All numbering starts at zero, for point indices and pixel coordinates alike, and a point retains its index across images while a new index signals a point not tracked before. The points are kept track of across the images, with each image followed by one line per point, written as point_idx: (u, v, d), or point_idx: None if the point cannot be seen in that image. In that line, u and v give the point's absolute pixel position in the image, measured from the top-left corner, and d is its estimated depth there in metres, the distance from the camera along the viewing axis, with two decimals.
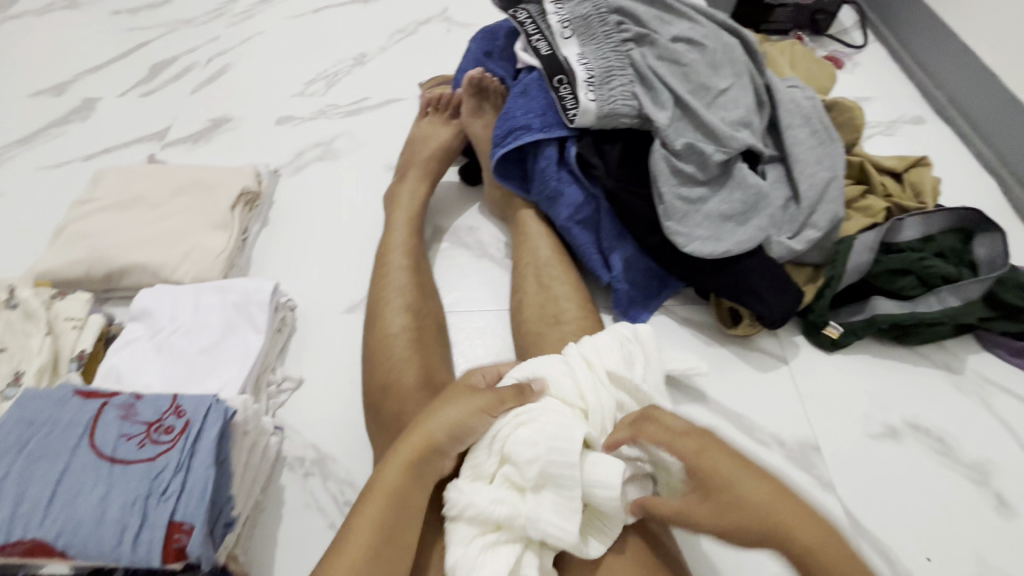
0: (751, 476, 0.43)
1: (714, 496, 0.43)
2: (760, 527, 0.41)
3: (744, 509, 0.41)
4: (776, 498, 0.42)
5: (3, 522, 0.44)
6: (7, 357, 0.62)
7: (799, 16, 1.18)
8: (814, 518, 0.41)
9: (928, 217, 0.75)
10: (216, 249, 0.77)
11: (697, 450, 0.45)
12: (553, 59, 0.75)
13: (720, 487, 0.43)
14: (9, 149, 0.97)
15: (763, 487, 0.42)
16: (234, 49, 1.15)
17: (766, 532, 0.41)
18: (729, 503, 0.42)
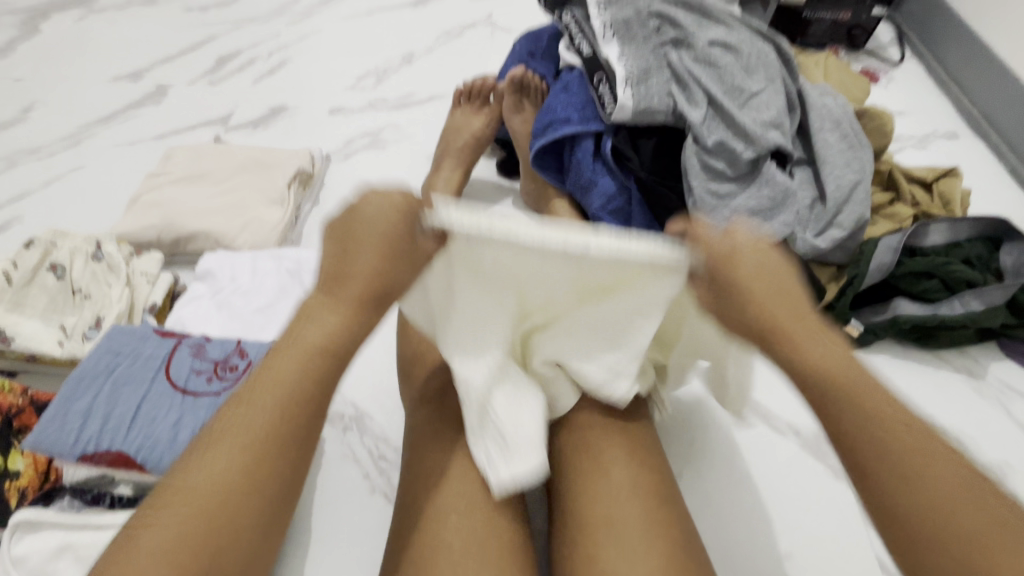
0: (773, 292, 0.47)
1: (742, 305, 0.47)
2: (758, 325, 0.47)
3: (755, 309, 0.47)
4: (789, 318, 0.47)
5: (94, 434, 0.50)
6: (91, 302, 0.69)
7: (835, 31, 1.20)
8: (822, 340, 0.46)
9: (955, 224, 0.76)
10: (272, 222, 0.84)
11: (730, 255, 0.47)
12: (594, 59, 0.80)
13: (750, 302, 0.47)
14: (92, 127, 1.06)
15: (778, 301, 0.47)
16: (293, 45, 1.24)
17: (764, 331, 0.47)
18: (743, 301, 0.47)
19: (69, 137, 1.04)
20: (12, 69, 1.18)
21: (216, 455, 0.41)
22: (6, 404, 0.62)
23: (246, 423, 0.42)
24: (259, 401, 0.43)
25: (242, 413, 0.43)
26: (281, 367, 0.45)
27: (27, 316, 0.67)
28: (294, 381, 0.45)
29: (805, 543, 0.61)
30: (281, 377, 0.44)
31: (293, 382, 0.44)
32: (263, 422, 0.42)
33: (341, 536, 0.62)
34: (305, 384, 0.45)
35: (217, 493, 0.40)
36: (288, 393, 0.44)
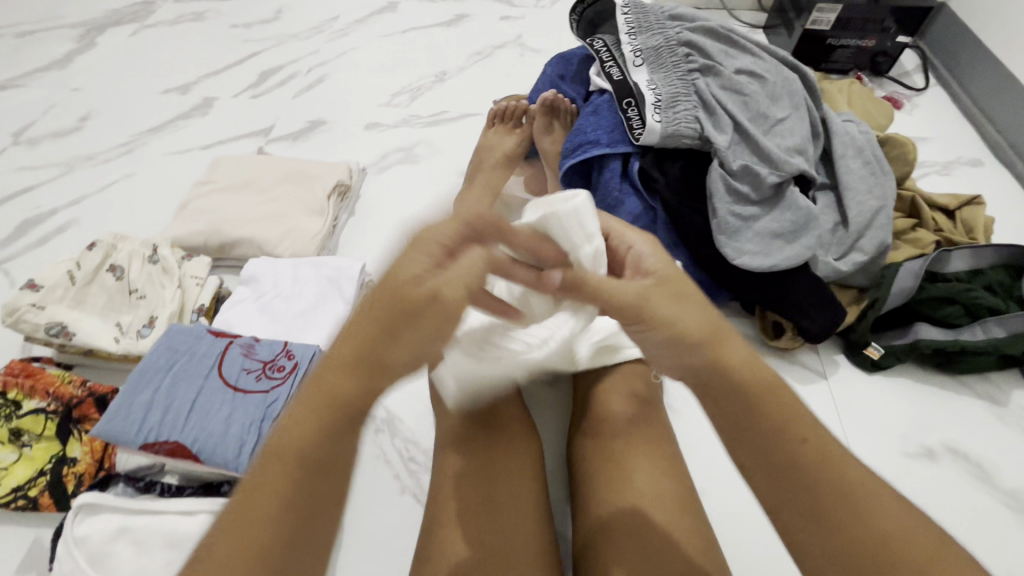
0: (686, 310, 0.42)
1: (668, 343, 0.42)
2: (699, 344, 0.41)
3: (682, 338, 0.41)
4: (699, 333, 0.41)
5: (154, 425, 0.54)
6: (146, 302, 0.74)
7: (859, 58, 1.23)
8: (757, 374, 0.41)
9: (976, 252, 0.78)
10: (313, 232, 0.88)
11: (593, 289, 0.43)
12: (623, 83, 0.83)
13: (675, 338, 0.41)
14: (143, 136, 1.13)
15: (693, 321, 0.42)
16: (331, 62, 1.30)
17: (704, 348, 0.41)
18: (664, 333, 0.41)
19: (122, 145, 1.11)
20: (69, 80, 1.26)
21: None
22: (67, 395, 0.67)
23: (234, 556, 0.33)
24: (240, 529, 0.34)
25: (227, 541, 0.33)
26: (267, 485, 0.35)
27: (87, 313, 0.72)
28: (278, 505, 0.34)
29: None
30: (265, 504, 0.34)
31: (278, 498, 0.34)
32: (252, 559, 0.33)
33: (372, 533, 0.65)
34: (292, 501, 0.34)
35: None
36: (272, 512, 0.34)
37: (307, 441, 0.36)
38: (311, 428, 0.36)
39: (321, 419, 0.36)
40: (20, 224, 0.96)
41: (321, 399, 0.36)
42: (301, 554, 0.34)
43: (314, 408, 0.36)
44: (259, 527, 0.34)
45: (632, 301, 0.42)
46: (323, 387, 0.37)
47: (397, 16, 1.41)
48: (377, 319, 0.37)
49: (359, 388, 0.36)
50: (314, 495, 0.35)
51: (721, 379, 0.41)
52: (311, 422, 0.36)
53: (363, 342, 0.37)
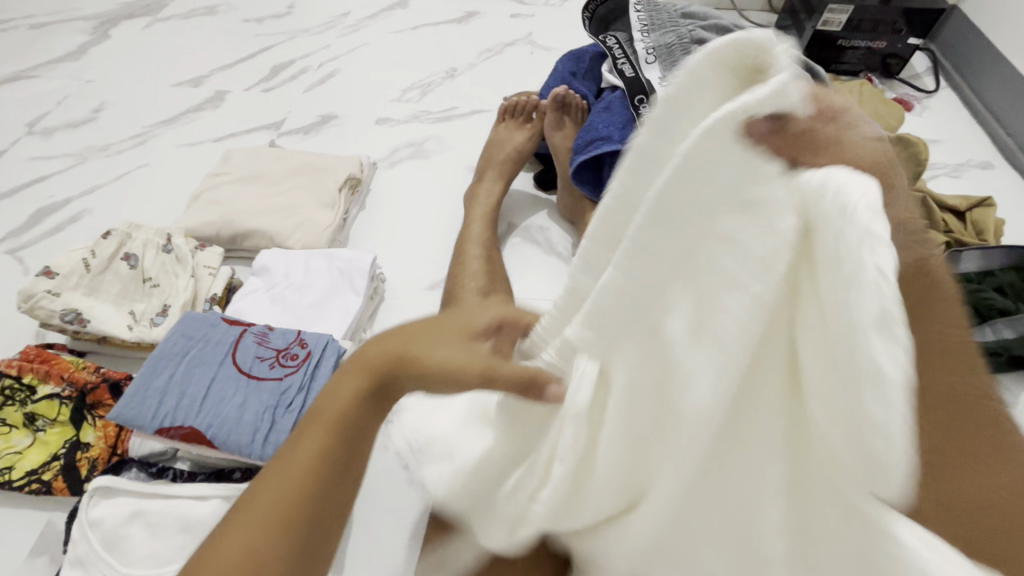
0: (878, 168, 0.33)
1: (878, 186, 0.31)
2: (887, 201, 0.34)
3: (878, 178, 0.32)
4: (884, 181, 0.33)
5: (171, 410, 0.55)
6: (159, 291, 0.75)
7: (869, 59, 1.23)
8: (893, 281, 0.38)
9: (986, 253, 0.78)
10: (323, 224, 0.89)
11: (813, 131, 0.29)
12: (635, 81, 0.85)
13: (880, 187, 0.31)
14: (156, 128, 1.14)
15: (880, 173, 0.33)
16: (342, 57, 1.30)
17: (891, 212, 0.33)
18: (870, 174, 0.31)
19: (135, 136, 1.12)
20: (83, 72, 1.27)
21: (241, 533, 0.33)
22: (82, 380, 0.68)
23: (268, 503, 0.34)
24: (279, 476, 0.35)
25: (265, 485, 0.36)
26: (309, 442, 0.37)
27: (102, 301, 0.73)
28: (318, 460, 0.37)
29: None
30: (302, 457, 0.36)
31: (315, 451, 0.37)
32: (291, 501, 0.35)
33: (381, 522, 0.65)
34: (328, 455, 0.37)
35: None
36: (310, 467, 0.36)
37: (345, 410, 0.39)
38: (346, 398, 0.39)
39: (361, 389, 0.40)
40: (35, 213, 0.97)
41: (361, 375, 0.40)
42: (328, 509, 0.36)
43: (353, 383, 0.40)
44: (290, 478, 0.36)
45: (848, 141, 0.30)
46: (364, 362, 0.41)
47: (409, 13, 1.42)
48: (421, 342, 0.41)
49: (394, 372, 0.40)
50: (340, 461, 0.37)
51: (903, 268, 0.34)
52: (351, 393, 0.39)
53: (403, 342, 0.41)
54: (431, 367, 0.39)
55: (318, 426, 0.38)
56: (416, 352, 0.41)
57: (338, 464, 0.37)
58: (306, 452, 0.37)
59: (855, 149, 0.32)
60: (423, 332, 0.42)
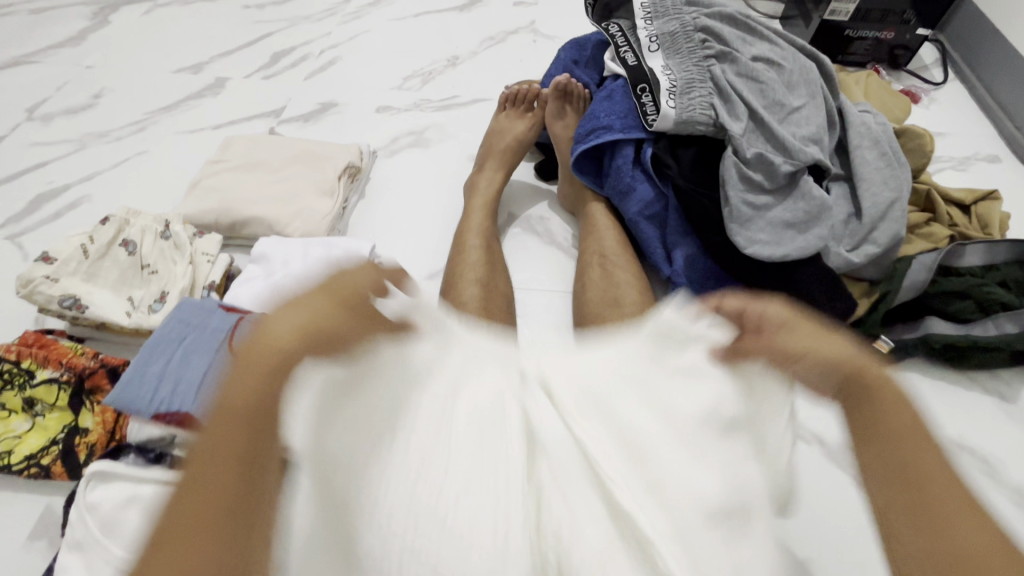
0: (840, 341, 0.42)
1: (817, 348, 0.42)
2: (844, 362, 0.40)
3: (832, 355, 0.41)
4: (835, 344, 0.42)
5: (165, 397, 0.56)
6: (157, 277, 0.75)
7: (877, 50, 1.21)
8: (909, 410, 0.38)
9: (992, 246, 0.76)
10: (323, 212, 0.88)
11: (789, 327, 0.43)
12: (638, 69, 0.83)
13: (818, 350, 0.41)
14: (155, 115, 1.13)
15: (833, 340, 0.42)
16: (343, 44, 1.29)
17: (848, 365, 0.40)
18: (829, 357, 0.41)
19: (135, 123, 1.11)
20: (83, 58, 1.26)
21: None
22: (79, 365, 0.68)
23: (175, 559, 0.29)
24: (190, 508, 0.31)
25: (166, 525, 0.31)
26: (210, 457, 0.33)
27: (99, 287, 0.73)
28: (223, 478, 0.32)
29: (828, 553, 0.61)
30: (207, 481, 0.31)
31: (215, 471, 0.32)
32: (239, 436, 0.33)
33: None
34: (234, 467, 0.32)
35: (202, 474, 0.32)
36: (221, 487, 0.31)
37: (241, 403, 0.34)
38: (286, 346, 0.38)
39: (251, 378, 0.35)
40: (34, 199, 0.97)
41: (245, 366, 0.36)
42: (250, 519, 0.32)
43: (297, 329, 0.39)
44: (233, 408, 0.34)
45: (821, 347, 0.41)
46: (248, 359, 0.37)
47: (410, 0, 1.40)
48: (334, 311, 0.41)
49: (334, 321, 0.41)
50: (247, 474, 0.33)
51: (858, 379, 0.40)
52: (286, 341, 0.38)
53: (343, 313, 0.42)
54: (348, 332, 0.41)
55: (208, 440, 0.34)
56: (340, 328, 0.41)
57: (246, 481, 0.32)
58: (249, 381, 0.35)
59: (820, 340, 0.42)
60: (295, 306, 0.40)
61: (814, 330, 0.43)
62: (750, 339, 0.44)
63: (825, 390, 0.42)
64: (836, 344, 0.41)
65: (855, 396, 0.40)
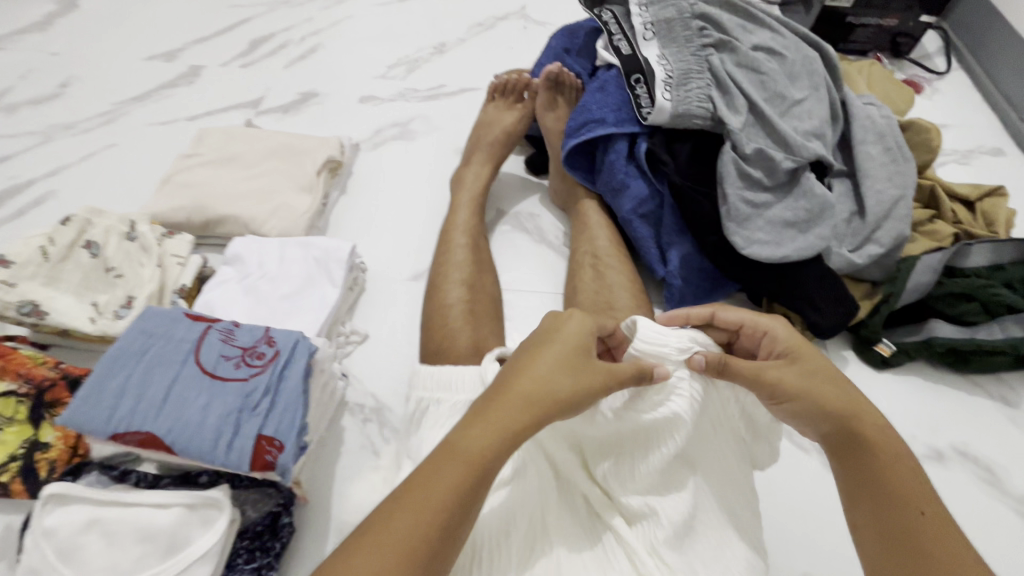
0: (832, 385, 0.45)
1: (812, 378, 0.45)
2: (840, 406, 0.44)
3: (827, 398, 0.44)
4: (838, 389, 0.45)
5: (126, 414, 0.52)
6: (123, 281, 0.70)
7: (879, 38, 1.17)
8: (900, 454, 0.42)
9: (998, 245, 0.73)
10: (301, 209, 0.84)
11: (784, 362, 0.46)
12: (632, 58, 0.79)
13: (815, 389, 0.45)
14: (125, 105, 1.07)
15: (833, 383, 0.45)
16: (325, 31, 1.23)
17: (845, 410, 0.44)
18: (823, 395, 0.45)
19: (104, 114, 1.05)
20: (49, 44, 1.20)
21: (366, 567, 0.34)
22: (39, 376, 0.64)
23: (391, 554, 0.34)
24: (412, 509, 0.36)
25: (397, 517, 0.36)
26: (449, 483, 0.37)
27: (62, 291, 0.68)
28: (446, 509, 0.37)
29: (829, 569, 0.58)
30: (433, 498, 0.37)
31: (447, 500, 0.37)
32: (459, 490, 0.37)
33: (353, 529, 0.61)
34: (458, 504, 0.37)
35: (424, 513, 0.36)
36: (441, 512, 0.36)
37: (489, 450, 0.39)
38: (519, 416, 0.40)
39: (506, 432, 0.40)
40: None
41: (505, 416, 0.40)
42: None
43: (531, 397, 0.41)
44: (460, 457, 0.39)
45: (802, 379, 0.45)
46: (506, 404, 0.41)
47: None
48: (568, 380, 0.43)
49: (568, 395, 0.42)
50: (461, 518, 0.37)
51: (849, 424, 0.43)
52: (521, 414, 0.40)
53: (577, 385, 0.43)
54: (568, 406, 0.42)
55: (438, 474, 0.38)
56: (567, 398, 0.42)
57: (453, 532, 0.36)
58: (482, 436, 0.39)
59: (810, 380, 0.45)
60: (560, 368, 0.43)
61: (806, 369, 0.46)
62: (736, 361, 0.46)
63: (810, 431, 0.45)
64: (831, 390, 0.45)
65: (847, 438, 0.43)
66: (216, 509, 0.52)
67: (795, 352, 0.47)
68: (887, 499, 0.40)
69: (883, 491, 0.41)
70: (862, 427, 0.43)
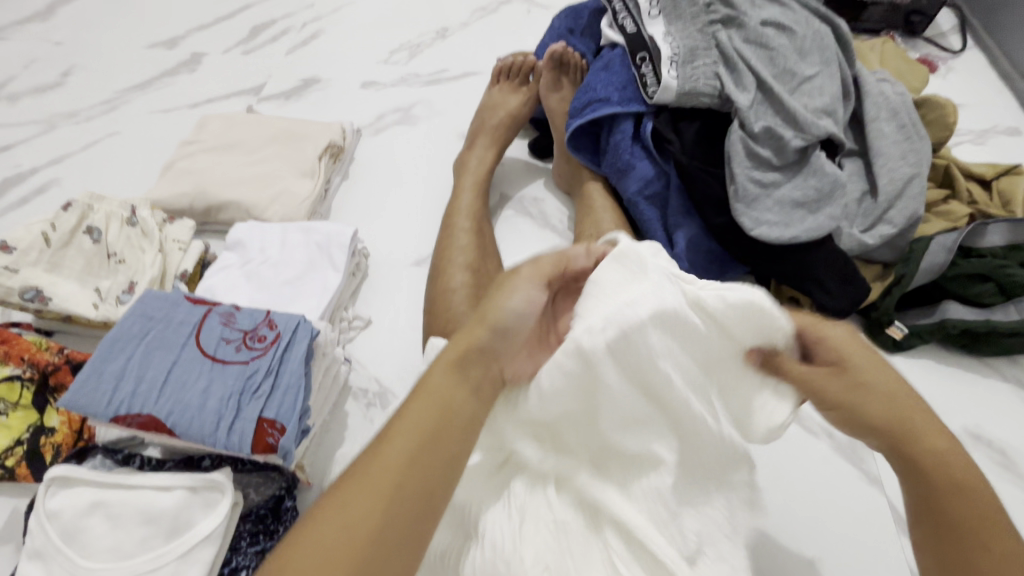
0: (887, 400, 0.40)
1: (864, 391, 0.40)
2: (891, 424, 0.39)
3: (878, 415, 0.40)
4: (900, 403, 0.40)
5: (127, 397, 0.52)
6: (125, 267, 0.70)
7: (892, 16, 1.14)
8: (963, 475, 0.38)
9: (1016, 225, 0.71)
10: (303, 195, 0.83)
11: (836, 370, 0.41)
12: (637, 37, 0.77)
13: (865, 400, 0.40)
14: (128, 93, 1.07)
15: (896, 395, 0.40)
16: (327, 16, 1.22)
17: (898, 428, 0.39)
18: (880, 411, 0.40)
19: (106, 102, 1.05)
20: (52, 33, 1.19)
21: (345, 517, 0.34)
22: (43, 361, 0.64)
23: (369, 499, 0.34)
24: (381, 460, 0.36)
25: (368, 465, 0.36)
26: (412, 422, 0.37)
27: (64, 277, 0.68)
28: (416, 447, 0.36)
29: (838, 552, 0.57)
30: (397, 444, 0.36)
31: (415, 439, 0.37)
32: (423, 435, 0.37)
33: None
34: (425, 439, 0.37)
35: (389, 463, 0.36)
36: (406, 456, 0.36)
37: (447, 387, 0.39)
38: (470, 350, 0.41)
39: (455, 363, 0.40)
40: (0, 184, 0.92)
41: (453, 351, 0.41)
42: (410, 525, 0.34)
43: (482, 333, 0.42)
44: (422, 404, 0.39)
45: (851, 391, 0.40)
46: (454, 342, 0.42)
47: None
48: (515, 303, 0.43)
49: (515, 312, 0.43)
50: (428, 458, 0.36)
51: (903, 444, 0.39)
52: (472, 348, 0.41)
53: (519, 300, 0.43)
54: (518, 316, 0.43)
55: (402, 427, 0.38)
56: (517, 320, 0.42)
57: (422, 473, 0.36)
58: (439, 379, 0.39)
59: (857, 389, 0.40)
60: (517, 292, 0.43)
61: (861, 382, 0.40)
62: (787, 360, 0.43)
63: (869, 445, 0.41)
64: (882, 405, 0.40)
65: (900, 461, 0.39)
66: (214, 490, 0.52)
67: (847, 359, 0.41)
68: (940, 531, 0.37)
69: (937, 521, 0.37)
70: (914, 449, 0.39)
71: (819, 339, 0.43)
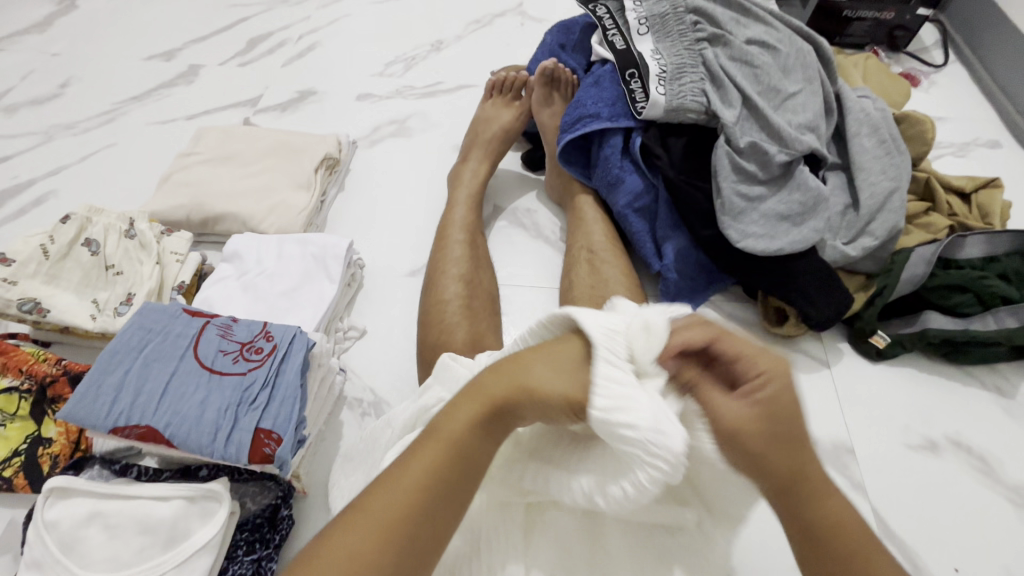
0: (793, 450, 0.36)
1: (777, 436, 0.36)
2: (789, 472, 0.36)
3: (785, 463, 0.36)
4: (802, 453, 0.37)
5: (125, 408, 0.53)
6: (123, 278, 0.71)
7: (876, 31, 1.17)
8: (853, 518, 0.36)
9: (993, 238, 0.73)
10: (300, 207, 0.84)
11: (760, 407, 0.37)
12: (627, 53, 0.79)
13: (774, 444, 0.36)
14: (126, 104, 1.08)
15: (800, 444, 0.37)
16: (323, 29, 1.24)
17: (792, 477, 0.36)
18: (787, 460, 0.36)
19: (104, 114, 1.06)
20: (49, 45, 1.20)
21: (345, 552, 0.35)
22: (41, 373, 0.64)
23: (370, 543, 0.36)
24: (388, 496, 0.38)
25: (375, 499, 0.38)
26: (422, 465, 0.39)
27: (63, 289, 0.69)
28: (422, 490, 0.38)
29: None
30: (409, 482, 0.38)
31: (422, 482, 0.38)
32: (433, 480, 0.39)
33: None
34: (433, 485, 0.38)
35: (397, 505, 0.37)
36: (415, 499, 0.38)
37: (463, 433, 0.40)
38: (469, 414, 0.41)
39: (475, 417, 0.41)
40: None
41: (474, 400, 0.42)
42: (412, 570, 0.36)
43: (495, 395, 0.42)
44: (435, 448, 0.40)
45: (771, 435, 0.36)
46: (480, 389, 0.42)
47: None
48: (533, 377, 0.41)
49: (523, 396, 0.41)
50: (436, 503, 0.38)
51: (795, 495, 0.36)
52: (479, 407, 0.41)
53: (520, 375, 0.42)
54: (534, 397, 0.41)
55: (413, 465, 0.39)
56: (528, 391, 0.41)
57: (428, 518, 0.38)
58: (459, 422, 0.41)
59: (774, 440, 0.36)
60: (537, 372, 0.41)
61: (778, 429, 0.36)
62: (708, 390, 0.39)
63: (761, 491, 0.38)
64: (789, 454, 0.36)
65: (788, 504, 0.36)
66: (210, 501, 0.53)
67: (777, 402, 0.37)
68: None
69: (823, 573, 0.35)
70: (806, 502, 0.36)
71: (761, 372, 0.38)
